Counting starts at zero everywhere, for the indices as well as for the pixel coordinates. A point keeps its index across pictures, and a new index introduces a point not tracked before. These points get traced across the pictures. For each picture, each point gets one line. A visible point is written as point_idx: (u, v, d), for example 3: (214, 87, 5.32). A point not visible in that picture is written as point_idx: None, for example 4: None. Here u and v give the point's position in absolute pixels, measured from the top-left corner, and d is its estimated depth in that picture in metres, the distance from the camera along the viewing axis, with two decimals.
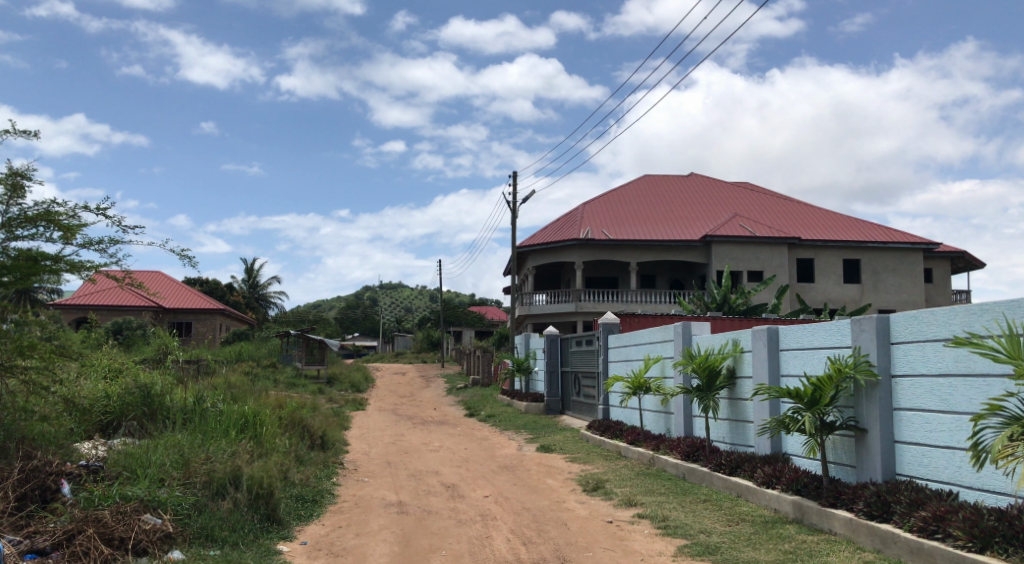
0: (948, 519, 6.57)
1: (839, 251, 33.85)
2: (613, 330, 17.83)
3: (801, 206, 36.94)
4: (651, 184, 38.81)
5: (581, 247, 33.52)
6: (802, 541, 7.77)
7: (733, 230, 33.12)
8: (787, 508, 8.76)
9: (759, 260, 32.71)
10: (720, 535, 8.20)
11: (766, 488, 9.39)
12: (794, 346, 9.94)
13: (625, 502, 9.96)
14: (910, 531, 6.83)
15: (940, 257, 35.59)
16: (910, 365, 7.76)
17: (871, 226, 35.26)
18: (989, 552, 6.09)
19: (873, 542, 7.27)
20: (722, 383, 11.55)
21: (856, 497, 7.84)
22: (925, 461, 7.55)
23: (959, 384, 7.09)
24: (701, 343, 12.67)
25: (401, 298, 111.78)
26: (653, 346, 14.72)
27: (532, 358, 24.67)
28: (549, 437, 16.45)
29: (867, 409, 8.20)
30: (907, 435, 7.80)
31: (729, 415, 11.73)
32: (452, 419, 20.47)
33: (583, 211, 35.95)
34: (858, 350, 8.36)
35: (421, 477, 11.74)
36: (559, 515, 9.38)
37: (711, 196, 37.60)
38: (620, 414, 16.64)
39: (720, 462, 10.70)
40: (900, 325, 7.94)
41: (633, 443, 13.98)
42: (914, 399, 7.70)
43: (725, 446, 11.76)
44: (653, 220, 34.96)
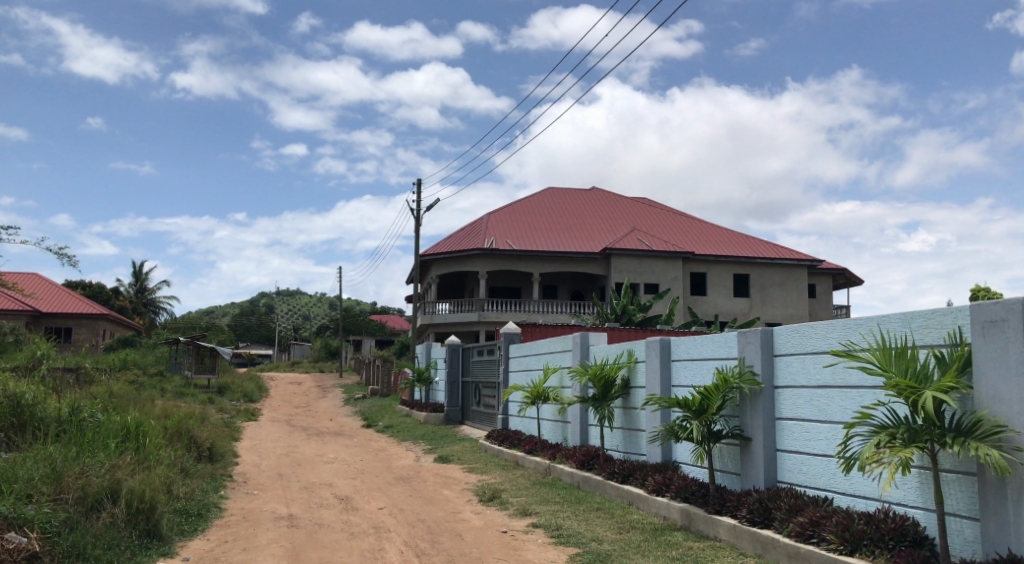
0: (822, 523, 6.89)
1: (730, 266, 35.15)
2: (514, 339, 17.94)
3: (695, 222, 38.19)
4: (553, 196, 39.27)
5: (485, 256, 33.65)
6: (688, 547, 8.00)
7: (632, 243, 33.92)
8: (675, 515, 9.02)
9: (655, 273, 33.62)
10: (611, 543, 8.33)
11: (656, 495, 9.62)
12: (685, 356, 10.23)
13: (520, 511, 10.00)
14: (789, 536, 7.13)
15: (822, 273, 37.49)
16: (791, 376, 8.12)
17: (760, 243, 36.77)
18: (858, 554, 6.40)
19: (755, 547, 7.55)
20: (616, 392, 11.77)
21: (739, 504, 8.14)
22: (803, 469, 7.91)
23: (834, 395, 7.45)
24: (598, 353, 12.89)
25: (298, 306, 109.41)
26: (552, 356, 14.89)
27: (432, 368, 24.53)
28: (447, 448, 16.39)
29: (751, 419, 8.54)
30: (788, 444, 8.15)
31: (623, 424, 11.98)
32: (347, 430, 20.13)
33: (487, 221, 36.11)
34: (743, 361, 8.70)
35: (314, 489, 11.48)
36: (453, 526, 9.34)
37: (610, 210, 38.38)
38: (518, 423, 16.75)
39: (613, 471, 10.91)
40: (783, 338, 8.29)
41: (530, 452, 14.10)
42: (794, 409, 8.06)
43: (619, 454, 12.00)
44: (556, 231, 35.44)
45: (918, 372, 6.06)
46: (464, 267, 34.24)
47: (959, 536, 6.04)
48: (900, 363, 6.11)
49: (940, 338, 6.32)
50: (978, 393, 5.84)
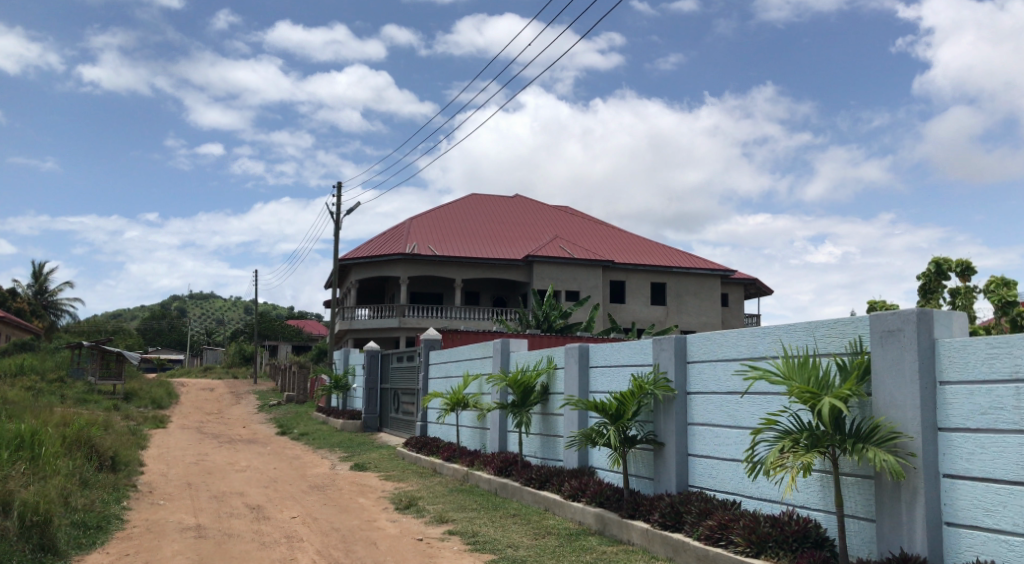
0: (730, 527, 7.08)
1: (647, 275, 35.86)
2: (434, 346, 17.86)
3: (615, 231, 38.80)
4: (476, 203, 39.26)
5: (406, 262, 33.44)
6: (602, 551, 8.10)
7: (553, 251, 34.23)
8: (590, 520, 9.14)
9: (576, 281, 34.01)
10: (527, 548, 8.38)
11: (572, 500, 9.73)
12: (603, 363, 10.39)
13: (437, 519, 9.95)
14: (699, 539, 7.30)
15: (735, 282, 38.62)
16: (702, 383, 8.34)
17: (676, 252, 37.61)
18: (763, 556, 6.59)
19: (666, 551, 7.71)
20: (535, 398, 11.86)
21: (652, 508, 8.29)
22: (713, 473, 8.12)
23: (743, 401, 7.68)
24: (517, 360, 12.95)
25: (212, 310, 106.34)
26: (472, 362, 14.87)
27: (350, 375, 24.23)
28: (363, 455, 16.18)
29: (665, 424, 8.73)
30: (699, 449, 8.35)
31: (541, 430, 12.05)
32: (261, 438, 19.64)
33: (410, 226, 35.90)
34: (657, 368, 8.89)
35: (224, 498, 11.15)
36: (368, 534, 9.22)
37: (533, 217, 38.63)
38: (437, 430, 16.66)
39: (530, 477, 10.97)
40: (695, 345, 8.49)
41: (447, 459, 14.05)
42: (705, 414, 8.27)
43: (536, 460, 12.07)
44: (479, 238, 35.48)
45: (820, 380, 6.30)
46: (385, 272, 33.91)
47: (857, 536, 6.30)
48: (803, 371, 6.35)
49: (842, 347, 6.59)
50: (875, 401, 6.11)
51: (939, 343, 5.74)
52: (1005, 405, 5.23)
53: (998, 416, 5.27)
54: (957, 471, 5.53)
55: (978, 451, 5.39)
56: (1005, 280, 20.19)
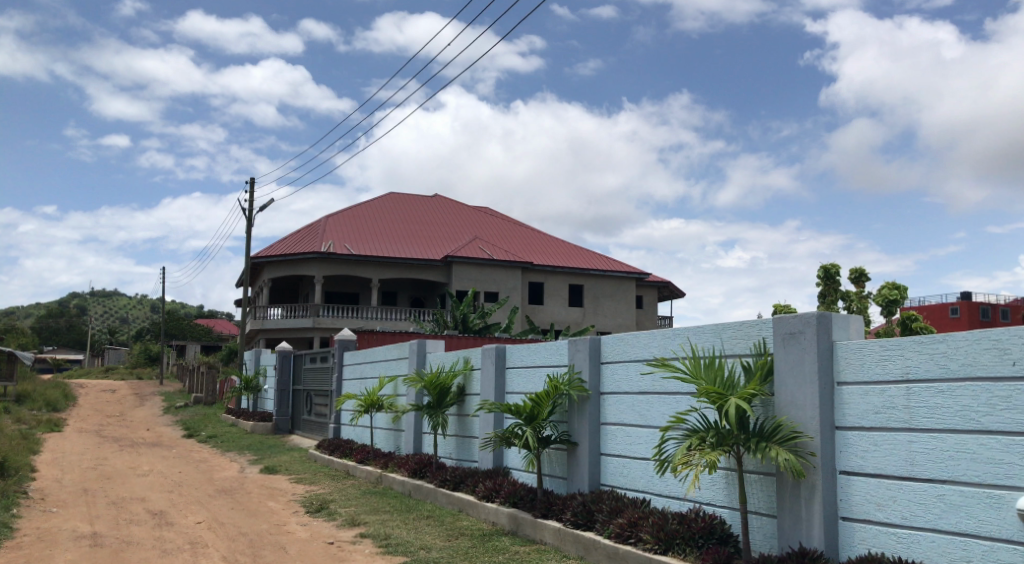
0: (639, 525, 7.20)
1: (565, 276, 36.23)
2: (349, 346, 17.59)
3: (533, 233, 39.06)
4: (394, 201, 38.85)
5: (321, 260, 32.88)
6: (515, 552, 8.13)
7: (472, 252, 34.21)
8: (504, 520, 9.16)
9: (494, 282, 34.05)
10: (440, 550, 8.33)
11: (486, 501, 9.73)
12: (518, 364, 10.44)
13: (349, 522, 9.78)
14: (609, 538, 7.39)
15: (649, 285, 39.42)
16: (616, 383, 8.45)
17: (593, 255, 38.12)
18: (670, 553, 6.72)
19: (577, 549, 7.79)
20: (451, 400, 11.79)
21: (564, 508, 8.37)
22: (624, 472, 8.25)
23: (653, 400, 7.83)
24: (434, 361, 12.87)
25: (115, 308, 102.00)
26: (388, 363, 14.71)
27: (262, 376, 23.66)
28: (274, 458, 15.80)
29: (579, 424, 8.82)
30: (611, 448, 8.47)
31: (457, 431, 12.02)
32: (166, 441, 18.93)
33: (326, 224, 35.30)
34: (572, 368, 8.97)
35: (124, 504, 10.70)
36: (277, 539, 9.00)
37: (451, 218, 38.52)
38: (350, 432, 16.42)
39: (445, 478, 10.92)
40: (609, 346, 8.61)
41: (361, 461, 13.85)
42: (617, 414, 8.41)
43: (451, 462, 12.03)
44: (397, 237, 35.15)
45: (726, 380, 6.48)
46: (300, 271, 33.24)
47: (760, 532, 6.51)
48: (710, 371, 6.52)
49: (746, 348, 6.80)
50: (778, 400, 6.32)
51: (837, 346, 5.98)
52: (896, 404, 5.48)
53: (890, 415, 5.51)
54: (852, 467, 5.77)
55: (871, 448, 5.64)
56: (896, 282, 21.94)
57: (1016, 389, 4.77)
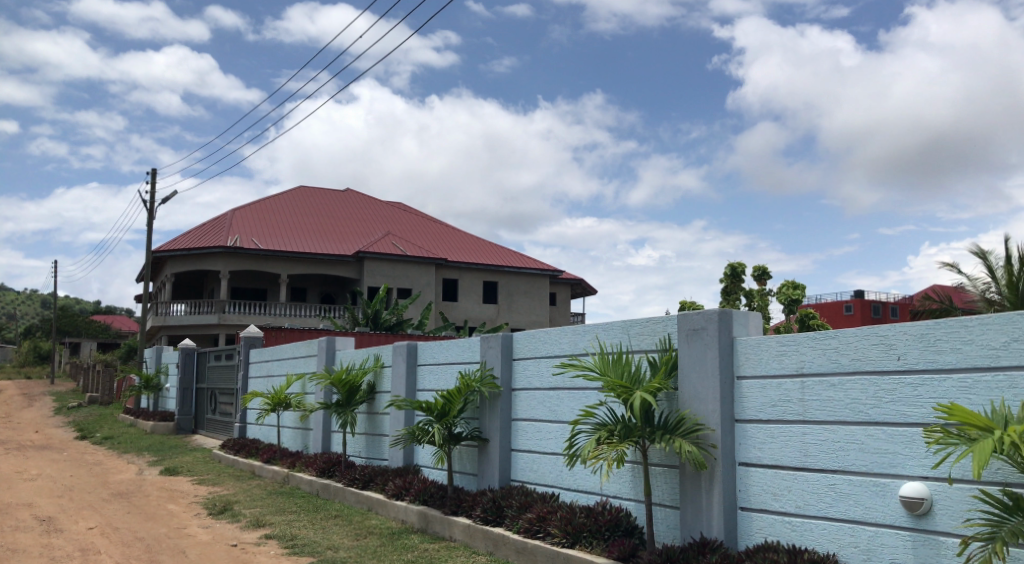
0: (547, 519, 7.27)
1: (479, 273, 36.25)
2: (255, 344, 17.13)
3: (447, 229, 38.92)
4: (304, 195, 38.02)
5: (227, 255, 31.92)
6: (424, 549, 8.09)
7: (385, 248, 33.83)
8: (413, 518, 9.09)
9: (407, 278, 33.79)
10: (348, 549, 8.21)
11: (396, 499, 9.64)
12: (430, 361, 10.38)
13: (253, 523, 9.53)
14: (518, 533, 7.44)
15: (562, 282, 39.87)
16: (527, 379, 8.52)
17: (507, 252, 38.27)
18: (578, 546, 6.81)
19: (487, 545, 7.81)
20: (361, 398, 11.62)
21: (474, 504, 8.39)
22: (534, 467, 8.32)
23: (563, 396, 7.92)
24: (343, 358, 12.68)
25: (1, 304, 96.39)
26: (296, 361, 14.40)
27: (163, 375, 22.82)
28: (175, 459, 15.26)
29: (490, 421, 8.86)
30: (521, 443, 8.53)
31: (366, 429, 11.88)
32: (57, 443, 18.01)
33: (232, 218, 34.29)
34: (484, 365, 8.99)
35: (9, 511, 10.12)
36: (176, 543, 8.69)
37: (364, 212, 37.99)
38: (256, 431, 16.00)
39: (354, 477, 10.77)
40: (520, 343, 8.67)
41: (267, 461, 13.51)
42: (528, 410, 8.47)
43: (360, 460, 11.87)
44: (307, 232, 34.45)
45: (633, 375, 6.62)
46: (204, 265, 32.18)
47: (663, 523, 6.67)
48: (617, 367, 6.64)
49: (652, 344, 6.95)
50: (682, 394, 6.48)
51: (737, 342, 6.19)
52: (791, 397, 5.70)
53: (786, 408, 5.73)
54: (750, 459, 5.97)
55: (769, 440, 5.85)
56: (795, 281, 22.82)
57: (900, 382, 5.01)
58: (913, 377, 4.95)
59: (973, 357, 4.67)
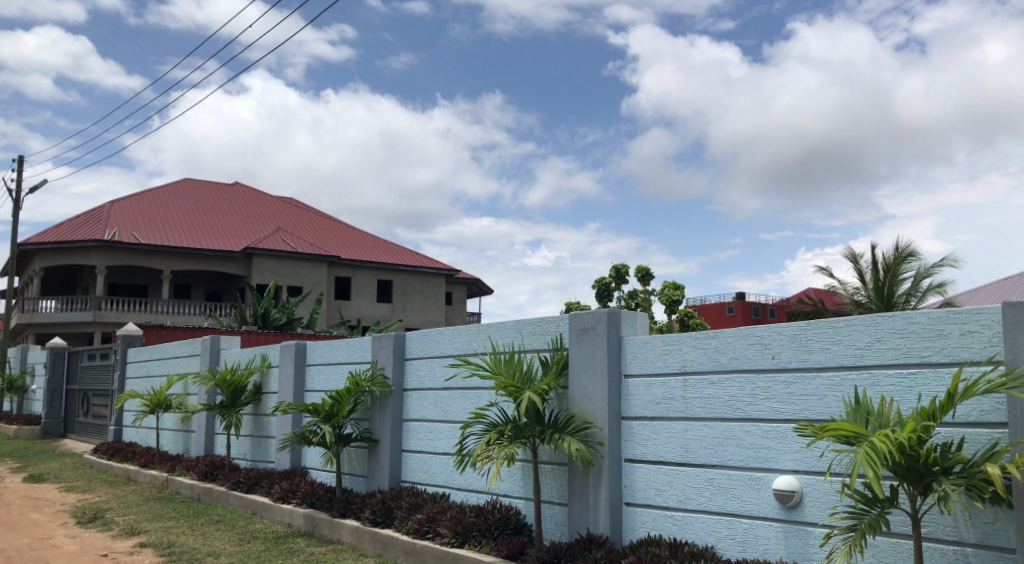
0: (437, 520, 7.23)
1: (372, 271, 35.73)
2: (133, 343, 16.33)
3: (340, 226, 38.17)
4: (189, 187, 36.48)
5: (103, 249, 30.29)
6: (310, 553, 7.90)
7: (274, 244, 32.87)
8: (300, 521, 8.88)
9: (298, 276, 32.98)
10: (229, 556, 7.91)
11: (281, 503, 9.38)
12: (319, 361, 10.15)
13: (126, 531, 9.06)
14: (407, 534, 7.36)
15: (458, 282, 39.77)
16: (419, 379, 8.45)
17: (403, 250, 37.85)
18: (467, 546, 6.80)
19: (375, 547, 7.70)
20: (246, 399, 11.23)
21: (363, 506, 8.26)
22: (425, 467, 8.27)
23: (455, 396, 7.90)
24: (228, 358, 12.23)
25: None
26: (177, 361, 13.79)
27: (29, 375, 21.39)
28: (41, 465, 14.34)
29: (380, 421, 8.75)
30: (413, 444, 8.46)
31: (251, 431, 11.51)
32: None
33: (110, 210, 32.58)
34: (375, 365, 8.85)
35: None
36: (41, 554, 8.17)
37: (253, 207, 36.80)
38: (133, 434, 15.24)
39: (238, 480, 10.41)
40: (413, 342, 8.60)
41: (144, 466, 12.89)
42: (419, 410, 8.40)
43: (245, 463, 11.49)
44: (191, 226, 33.09)
45: (524, 375, 6.68)
46: (78, 260, 30.42)
47: (552, 521, 6.75)
48: (509, 367, 6.68)
49: (544, 343, 7.02)
50: (571, 393, 6.58)
51: (625, 341, 6.32)
52: (675, 395, 5.88)
53: (669, 406, 5.90)
54: (636, 455, 6.12)
55: (653, 437, 6.01)
56: (676, 282, 23.68)
57: (774, 380, 5.25)
58: (786, 375, 5.19)
59: (841, 356, 4.93)
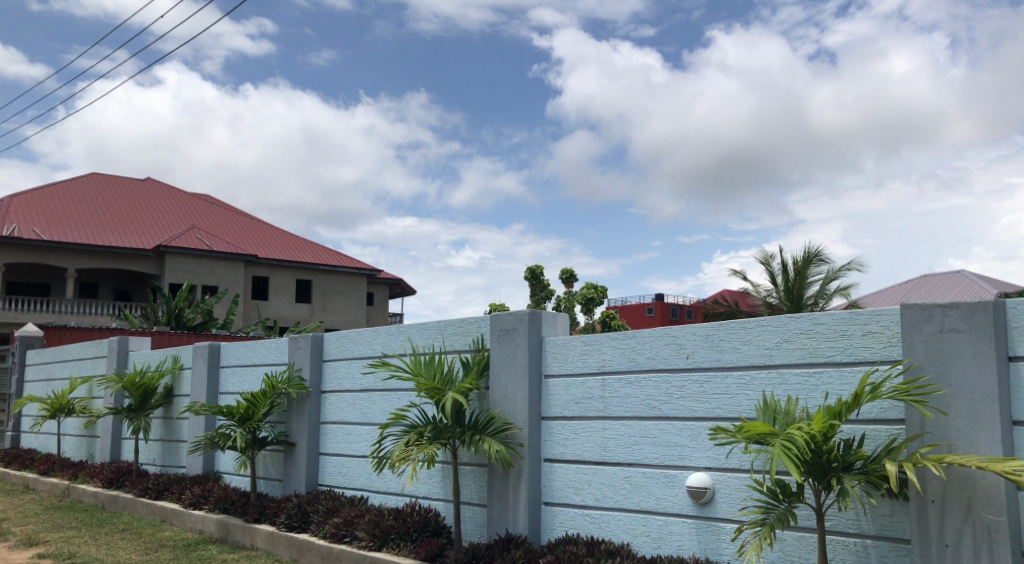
0: (355, 523, 7.13)
1: (292, 271, 35.01)
2: (33, 344, 15.57)
3: (258, 224, 37.23)
4: (97, 182, 35.02)
5: (2, 246, 28.78)
6: (222, 560, 7.67)
7: (188, 242, 31.85)
8: (211, 528, 8.61)
9: (213, 275, 32.05)
10: None
11: (192, 509, 9.08)
12: (234, 362, 9.87)
13: (23, 541, 8.61)
14: (323, 538, 7.22)
15: (380, 282, 39.33)
16: (337, 381, 8.32)
17: (323, 249, 37.19)
18: (385, 549, 6.72)
19: (290, 552, 7.53)
20: (156, 402, 10.83)
21: (278, 511, 8.06)
22: (343, 470, 8.14)
23: (374, 398, 7.79)
24: (137, 360, 11.78)
25: None
26: (81, 363, 13.20)
27: None
28: None
29: (296, 424, 8.58)
30: (330, 446, 8.32)
31: (161, 435, 11.12)
32: None
33: (10, 205, 30.98)
34: (291, 367, 8.65)
35: None
36: None
37: (166, 203, 35.56)
38: (32, 441, 14.51)
39: (146, 486, 10.04)
40: (331, 343, 8.46)
41: (44, 473, 12.29)
42: (337, 412, 8.27)
43: (154, 469, 11.09)
44: (99, 223, 31.77)
45: (445, 376, 6.63)
46: None
47: (471, 522, 6.74)
48: (430, 368, 6.62)
49: (465, 344, 7.00)
50: (492, 394, 6.58)
51: (546, 341, 6.36)
52: (593, 394, 5.94)
53: (588, 405, 5.96)
54: (555, 455, 6.17)
55: (572, 436, 6.06)
56: (594, 283, 24.05)
57: (688, 379, 5.36)
58: (700, 374, 5.31)
59: (752, 356, 5.07)
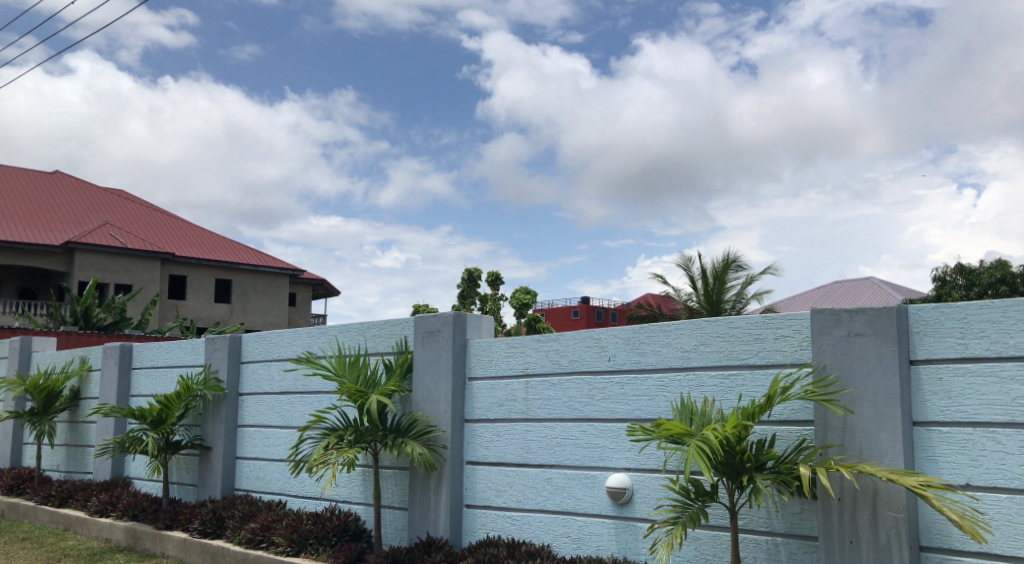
0: (272, 528, 6.95)
1: (210, 270, 34.05)
2: None
3: (175, 221, 36.06)
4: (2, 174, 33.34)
5: None
6: None
7: (101, 238, 30.64)
8: (119, 536, 8.29)
9: (127, 274, 30.94)
10: None
11: (98, 516, 8.70)
12: (147, 363, 9.53)
13: None
14: (238, 544, 7.03)
15: (302, 283, 38.61)
16: (255, 383, 8.12)
17: (243, 248, 36.28)
18: (302, 554, 6.58)
19: (203, 558, 7.31)
20: (62, 405, 10.35)
21: (191, 517, 7.81)
22: (260, 475, 7.94)
23: (294, 400, 7.63)
24: (42, 361, 11.25)
25: None
26: None
27: None
28: None
29: (212, 427, 8.34)
30: (247, 450, 8.11)
31: (67, 440, 10.65)
32: None
33: None
34: (208, 368, 8.40)
35: None
36: None
37: (77, 197, 34.11)
38: None
39: (49, 494, 9.59)
40: (250, 344, 8.26)
41: None
42: (256, 415, 8.07)
43: (58, 475, 10.61)
44: (3, 217, 30.25)
45: (368, 378, 6.54)
46: None
47: (391, 525, 6.67)
48: (353, 370, 6.52)
49: (388, 346, 6.92)
50: (415, 396, 6.52)
51: (470, 343, 6.34)
52: (516, 396, 5.96)
53: (510, 407, 5.98)
54: (477, 457, 6.15)
55: (494, 438, 6.07)
56: (527, 287, 24.12)
57: (610, 381, 5.43)
58: (621, 376, 5.38)
59: (670, 358, 5.17)
